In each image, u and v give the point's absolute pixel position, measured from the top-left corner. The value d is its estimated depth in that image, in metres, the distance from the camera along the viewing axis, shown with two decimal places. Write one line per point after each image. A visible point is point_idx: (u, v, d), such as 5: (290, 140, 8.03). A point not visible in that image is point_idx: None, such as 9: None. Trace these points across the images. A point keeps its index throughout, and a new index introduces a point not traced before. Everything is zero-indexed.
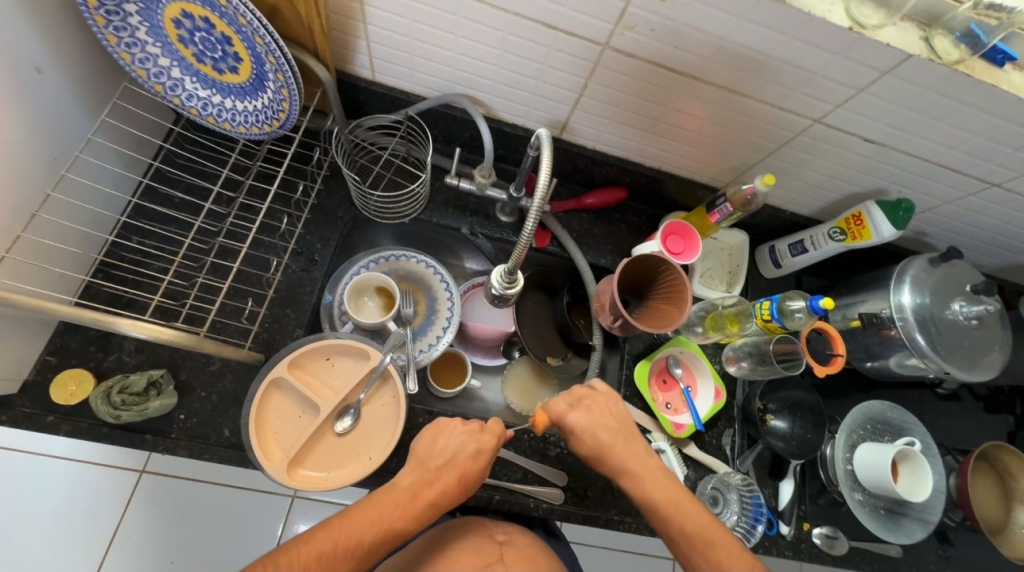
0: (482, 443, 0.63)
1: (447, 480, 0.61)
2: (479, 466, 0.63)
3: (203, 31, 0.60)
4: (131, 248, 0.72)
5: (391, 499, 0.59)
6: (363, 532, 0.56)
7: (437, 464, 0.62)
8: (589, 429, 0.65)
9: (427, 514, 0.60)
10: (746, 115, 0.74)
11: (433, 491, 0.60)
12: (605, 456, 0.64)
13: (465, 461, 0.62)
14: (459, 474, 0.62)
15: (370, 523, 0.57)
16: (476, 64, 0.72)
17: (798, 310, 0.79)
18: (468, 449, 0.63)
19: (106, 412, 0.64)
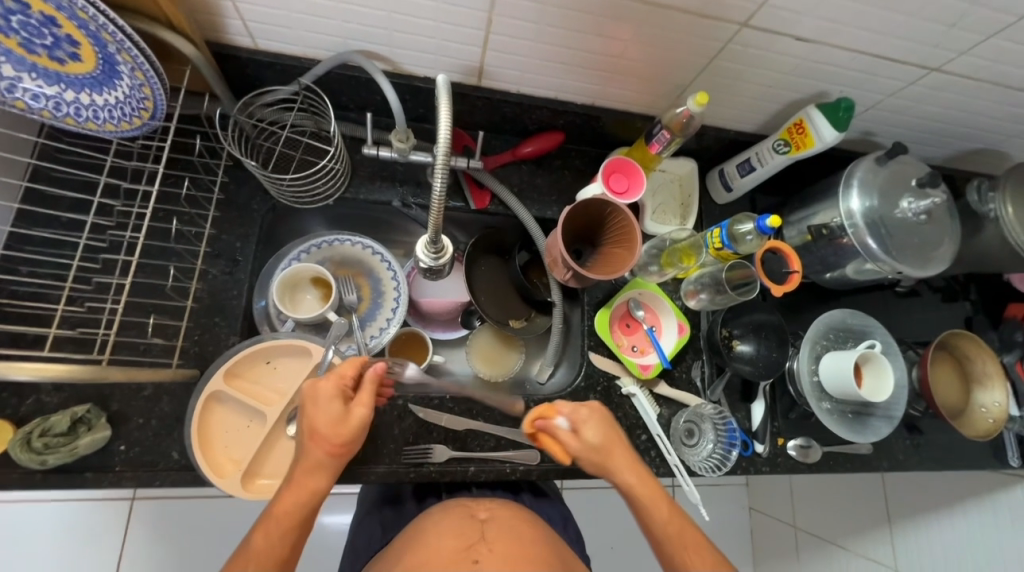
0: (323, 400, 0.60)
1: (317, 448, 0.59)
2: (332, 416, 0.59)
3: (19, 13, 0.50)
4: (21, 281, 0.65)
5: (302, 472, 0.58)
6: (262, 535, 0.55)
7: (304, 432, 0.60)
8: (581, 437, 0.68)
9: (315, 488, 0.58)
10: (669, 29, 0.68)
11: (307, 466, 0.58)
12: (604, 456, 0.67)
13: (320, 415, 0.59)
14: (318, 435, 0.59)
15: (263, 524, 0.56)
16: (363, 12, 0.63)
17: (749, 232, 0.78)
18: (315, 405, 0.60)
19: (30, 459, 0.59)
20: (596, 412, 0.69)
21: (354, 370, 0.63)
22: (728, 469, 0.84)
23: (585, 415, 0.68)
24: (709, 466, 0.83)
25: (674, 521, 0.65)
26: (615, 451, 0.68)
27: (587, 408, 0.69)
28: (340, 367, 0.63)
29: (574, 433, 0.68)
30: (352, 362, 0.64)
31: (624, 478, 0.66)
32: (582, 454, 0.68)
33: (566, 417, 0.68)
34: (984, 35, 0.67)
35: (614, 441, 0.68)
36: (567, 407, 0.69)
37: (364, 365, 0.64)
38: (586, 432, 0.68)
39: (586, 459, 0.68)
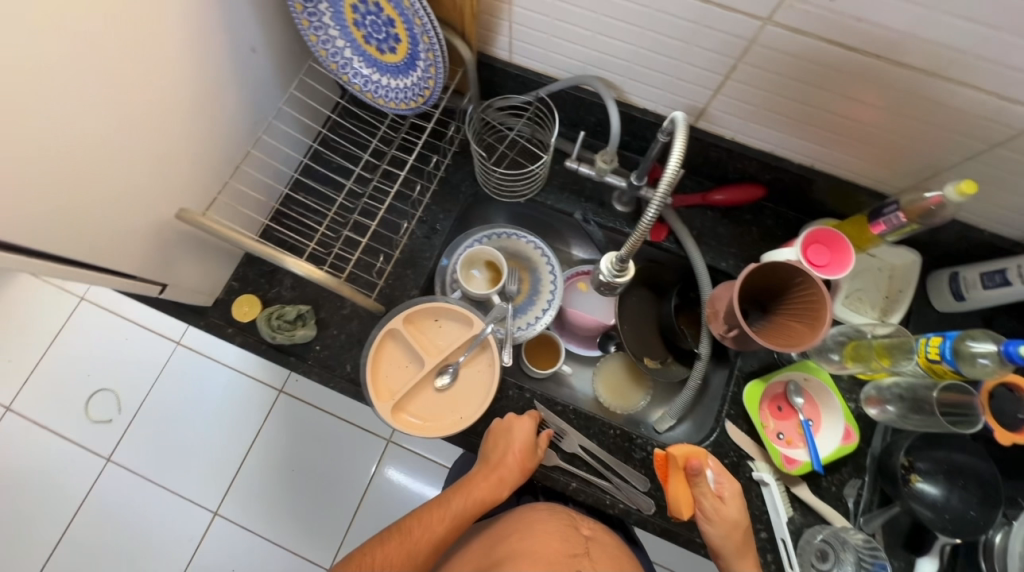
0: (527, 429, 0.74)
1: (504, 474, 0.71)
2: (531, 450, 0.73)
3: (374, 14, 0.68)
4: (298, 202, 0.86)
5: (483, 484, 0.71)
6: (460, 502, 0.70)
7: (495, 454, 0.72)
8: (725, 508, 0.70)
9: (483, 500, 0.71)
10: (944, 104, 0.60)
11: (489, 482, 0.71)
12: (737, 540, 0.69)
13: (518, 451, 0.72)
14: (514, 463, 0.72)
15: (459, 495, 0.71)
16: (616, 44, 0.70)
17: (983, 355, 0.63)
18: (516, 441, 0.73)
19: (267, 331, 0.79)
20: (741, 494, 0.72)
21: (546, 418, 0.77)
22: None
23: (732, 489, 0.71)
24: None
25: None
26: (744, 543, 0.69)
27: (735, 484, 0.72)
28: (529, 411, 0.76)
29: (721, 499, 0.70)
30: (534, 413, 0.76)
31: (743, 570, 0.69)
32: (714, 524, 0.69)
33: (717, 480, 0.71)
34: None
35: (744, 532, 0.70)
36: (722, 473, 0.72)
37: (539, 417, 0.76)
38: (732, 504, 0.70)
39: (716, 534, 0.69)
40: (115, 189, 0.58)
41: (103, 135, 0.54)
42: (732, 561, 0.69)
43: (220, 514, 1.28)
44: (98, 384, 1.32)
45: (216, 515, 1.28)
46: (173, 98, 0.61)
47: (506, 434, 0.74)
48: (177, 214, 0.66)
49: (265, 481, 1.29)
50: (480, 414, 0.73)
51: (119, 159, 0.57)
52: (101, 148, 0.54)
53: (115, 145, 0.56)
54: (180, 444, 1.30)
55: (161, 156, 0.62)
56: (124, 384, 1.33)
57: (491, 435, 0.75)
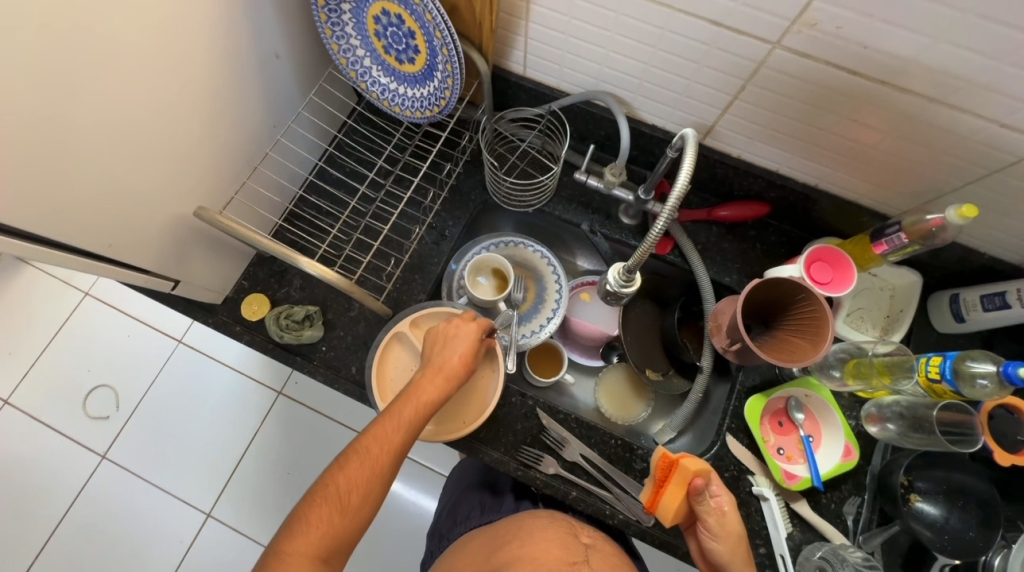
0: (471, 331, 0.71)
1: (447, 371, 0.67)
2: (476, 348, 0.70)
3: (395, 26, 0.71)
4: (311, 204, 0.88)
5: (429, 387, 0.65)
6: (409, 407, 0.63)
7: (441, 355, 0.68)
8: (727, 519, 0.64)
9: (429, 402, 0.64)
10: (946, 130, 0.62)
11: (436, 381, 0.66)
12: (739, 550, 0.64)
13: (463, 348, 0.69)
14: (457, 362, 0.68)
15: (408, 401, 0.64)
16: (627, 62, 0.72)
17: (983, 375, 0.65)
18: (462, 338, 0.69)
19: (275, 331, 0.80)
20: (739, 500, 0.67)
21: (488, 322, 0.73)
22: None
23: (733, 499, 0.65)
24: None
25: None
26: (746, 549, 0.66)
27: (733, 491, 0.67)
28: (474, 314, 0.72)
29: (725, 513, 0.64)
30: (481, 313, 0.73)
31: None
32: (718, 539, 0.64)
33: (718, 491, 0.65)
34: None
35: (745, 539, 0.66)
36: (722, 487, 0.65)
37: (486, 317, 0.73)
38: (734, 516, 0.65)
39: (723, 550, 0.64)
40: (135, 183, 0.59)
41: (127, 130, 0.55)
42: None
43: (213, 516, 1.27)
44: (98, 379, 1.33)
45: (209, 517, 1.27)
46: (195, 97, 0.63)
47: (449, 339, 0.70)
48: (196, 212, 0.67)
49: (260, 484, 1.29)
50: (482, 420, 0.74)
51: (141, 154, 0.58)
52: (124, 142, 0.56)
53: (138, 140, 0.57)
54: (177, 443, 1.30)
55: (181, 153, 0.64)
56: (124, 380, 1.33)
57: (431, 341, 0.71)
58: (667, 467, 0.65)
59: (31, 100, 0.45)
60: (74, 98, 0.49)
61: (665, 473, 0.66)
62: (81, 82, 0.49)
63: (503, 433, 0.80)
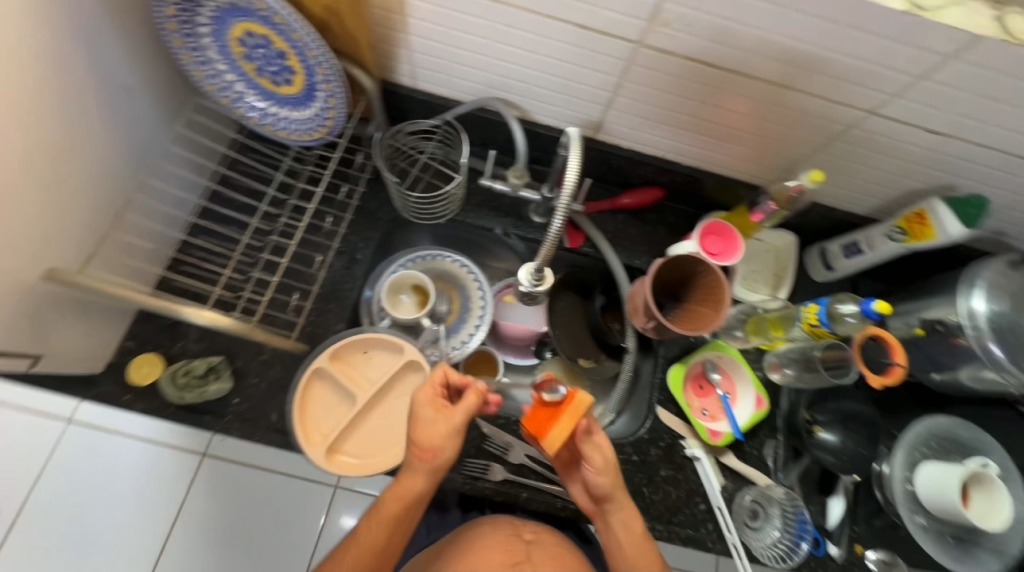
0: (438, 413, 0.59)
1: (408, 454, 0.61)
2: (440, 437, 0.59)
3: (264, 47, 0.66)
4: (198, 246, 0.80)
5: (401, 478, 0.61)
6: (378, 515, 0.60)
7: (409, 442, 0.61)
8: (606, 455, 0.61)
9: (405, 493, 0.60)
10: (791, 109, 0.71)
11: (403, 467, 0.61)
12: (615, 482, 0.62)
13: (414, 423, 0.60)
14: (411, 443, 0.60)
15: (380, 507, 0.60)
16: (510, 67, 0.74)
17: (849, 314, 0.74)
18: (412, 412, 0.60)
19: (173, 395, 0.73)
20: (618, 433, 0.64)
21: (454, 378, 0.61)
22: (793, 564, 0.78)
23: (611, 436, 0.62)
24: (773, 555, 0.77)
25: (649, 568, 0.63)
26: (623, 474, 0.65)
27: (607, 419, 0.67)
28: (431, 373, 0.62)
29: (605, 447, 0.61)
30: (441, 370, 0.62)
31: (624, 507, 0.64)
32: (599, 473, 0.62)
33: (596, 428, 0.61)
34: None
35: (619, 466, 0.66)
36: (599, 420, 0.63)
37: (448, 371, 0.61)
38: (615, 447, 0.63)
39: (604, 483, 0.62)
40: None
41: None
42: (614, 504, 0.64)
43: None
44: None
45: None
46: (23, 148, 0.53)
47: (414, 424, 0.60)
48: (48, 274, 0.59)
49: None
50: None
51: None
52: None
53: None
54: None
55: (15, 213, 0.54)
56: None
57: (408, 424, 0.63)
58: (541, 410, 0.60)
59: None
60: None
61: (551, 415, 0.59)
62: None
63: None
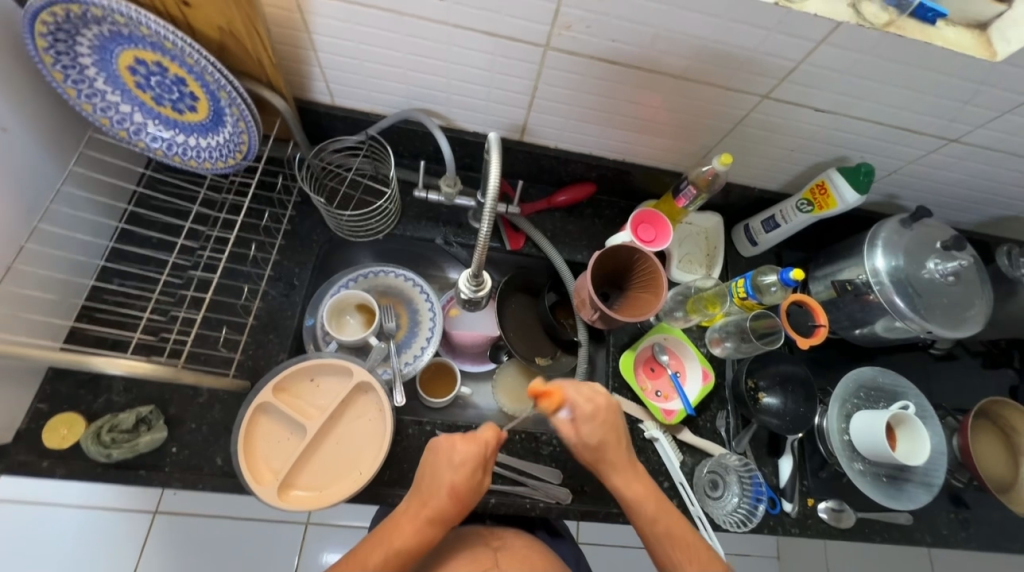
0: (468, 457, 0.65)
1: (439, 497, 0.64)
2: (469, 480, 0.64)
3: (158, 75, 0.63)
4: (112, 290, 0.75)
5: (402, 524, 0.64)
6: (376, 556, 0.61)
7: (430, 484, 0.65)
8: (592, 427, 0.67)
9: (427, 531, 0.63)
10: (696, 99, 0.75)
11: (429, 508, 0.64)
12: (601, 454, 0.68)
13: (455, 475, 0.64)
14: (449, 491, 0.64)
15: (379, 546, 0.62)
16: (427, 78, 0.74)
17: (773, 284, 0.81)
18: (456, 465, 0.64)
19: (97, 451, 0.66)
20: (608, 409, 0.68)
21: (492, 437, 0.67)
22: (754, 526, 0.81)
23: (589, 412, 0.67)
24: (734, 521, 0.81)
25: (673, 530, 0.66)
26: (617, 447, 0.68)
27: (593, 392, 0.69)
28: (477, 432, 0.67)
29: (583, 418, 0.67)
30: (490, 430, 0.67)
31: (621, 481, 0.67)
32: (590, 433, 0.67)
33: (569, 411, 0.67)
34: (999, 111, 0.70)
35: (616, 438, 0.68)
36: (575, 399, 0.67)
37: (498, 431, 0.67)
38: (591, 428, 0.67)
39: (595, 437, 0.67)
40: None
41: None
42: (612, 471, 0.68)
43: None
44: None
45: None
46: None
47: (441, 464, 0.65)
48: None
49: None
50: (378, 465, 0.70)
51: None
52: None
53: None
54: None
55: None
56: None
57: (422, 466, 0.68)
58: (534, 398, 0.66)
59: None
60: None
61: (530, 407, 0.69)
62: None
63: (407, 469, 0.76)
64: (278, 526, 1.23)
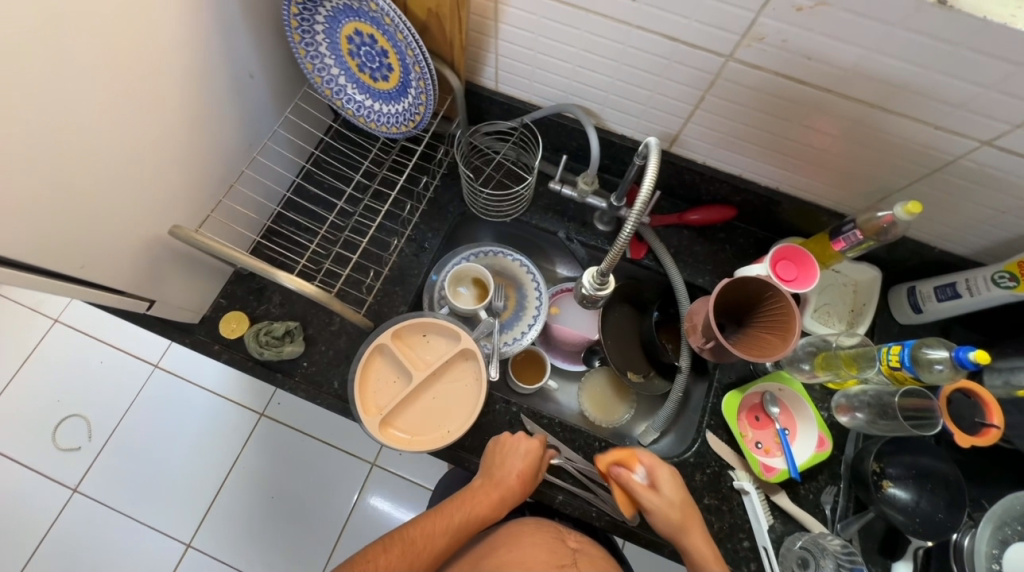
0: (536, 449, 0.73)
1: (510, 482, 0.71)
2: (534, 468, 0.72)
3: (368, 45, 0.73)
4: (289, 220, 0.89)
5: (475, 496, 0.72)
6: (458, 515, 0.70)
7: (500, 469, 0.72)
8: (673, 499, 0.69)
9: (501, 505, 0.71)
10: (889, 134, 0.66)
11: (500, 490, 0.71)
12: (682, 522, 0.68)
13: (525, 462, 0.72)
14: (518, 478, 0.71)
15: (460, 508, 0.71)
16: (592, 76, 0.76)
17: (939, 361, 0.67)
18: (524, 453, 0.73)
19: (255, 347, 0.80)
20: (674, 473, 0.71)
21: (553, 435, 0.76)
22: None
23: (664, 469, 0.70)
24: None
25: None
26: (696, 521, 0.69)
27: (656, 464, 0.71)
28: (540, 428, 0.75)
29: (668, 485, 0.69)
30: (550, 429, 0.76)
31: (702, 551, 0.67)
32: (672, 506, 0.68)
33: (646, 468, 0.70)
34: None
35: (688, 507, 0.69)
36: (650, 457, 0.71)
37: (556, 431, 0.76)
38: (671, 502, 0.68)
39: (673, 512, 0.68)
40: (96, 201, 0.58)
41: (82, 142, 0.54)
42: (696, 546, 0.67)
43: (193, 546, 1.31)
44: (67, 411, 1.38)
45: (189, 547, 1.31)
46: (164, 121, 0.64)
47: (511, 452, 0.73)
48: (170, 229, 0.67)
49: (244, 505, 1.34)
50: (466, 427, 0.74)
51: (98, 173, 0.58)
52: (87, 160, 0.56)
53: (97, 158, 0.57)
54: (165, 467, 1.36)
55: (157, 173, 0.65)
56: (94, 412, 1.38)
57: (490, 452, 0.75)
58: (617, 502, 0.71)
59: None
60: (10, 103, 0.46)
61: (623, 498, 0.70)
62: (22, 95, 0.47)
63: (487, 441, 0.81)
64: (348, 458, 1.38)
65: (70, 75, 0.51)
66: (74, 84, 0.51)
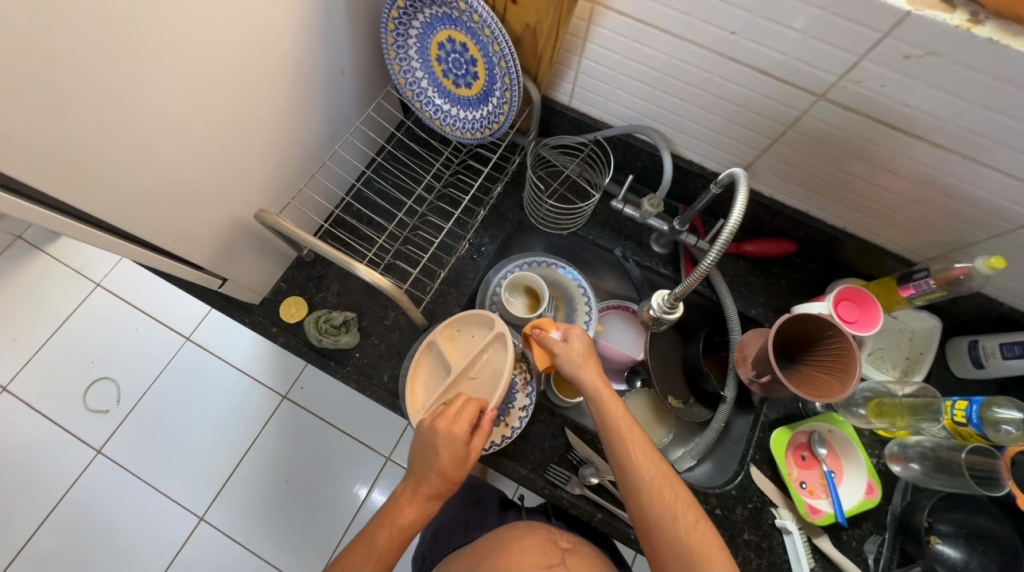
0: (456, 440, 0.64)
1: (433, 481, 0.64)
2: (458, 458, 0.64)
3: (458, 53, 0.75)
4: (354, 213, 0.92)
5: (399, 505, 0.65)
6: (380, 536, 0.63)
7: (423, 466, 0.65)
8: (583, 357, 0.71)
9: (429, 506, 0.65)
10: (976, 186, 0.66)
11: (424, 488, 0.65)
12: (594, 380, 0.69)
13: (443, 458, 0.64)
14: (441, 474, 0.64)
15: (384, 526, 0.64)
16: (672, 101, 0.76)
17: (1007, 422, 0.66)
18: (444, 448, 0.64)
19: (314, 334, 0.82)
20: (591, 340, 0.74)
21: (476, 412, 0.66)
22: None
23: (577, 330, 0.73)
24: None
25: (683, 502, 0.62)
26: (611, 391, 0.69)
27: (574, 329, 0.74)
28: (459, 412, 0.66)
29: (579, 344, 0.72)
30: (472, 406, 0.66)
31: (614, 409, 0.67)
32: (578, 359, 0.71)
33: (562, 330, 0.73)
34: None
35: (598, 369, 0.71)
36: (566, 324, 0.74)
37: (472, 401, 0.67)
38: (581, 359, 0.70)
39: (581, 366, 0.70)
40: (195, 177, 0.61)
41: (194, 122, 0.57)
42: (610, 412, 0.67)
43: (205, 519, 1.33)
44: (99, 374, 1.42)
45: (201, 521, 1.33)
46: (263, 108, 0.66)
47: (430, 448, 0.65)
48: (254, 214, 0.69)
49: (260, 484, 1.35)
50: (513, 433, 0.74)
51: (202, 154, 0.60)
52: (195, 138, 0.58)
53: (203, 137, 0.59)
54: (188, 439, 1.38)
55: (248, 156, 0.68)
56: (126, 378, 1.42)
57: (415, 450, 0.67)
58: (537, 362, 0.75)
59: (97, 81, 0.45)
60: (145, 81, 0.49)
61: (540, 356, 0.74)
62: (156, 74, 0.50)
63: (531, 450, 0.81)
64: (365, 450, 1.39)
65: (196, 59, 0.54)
66: (199, 67, 0.54)
